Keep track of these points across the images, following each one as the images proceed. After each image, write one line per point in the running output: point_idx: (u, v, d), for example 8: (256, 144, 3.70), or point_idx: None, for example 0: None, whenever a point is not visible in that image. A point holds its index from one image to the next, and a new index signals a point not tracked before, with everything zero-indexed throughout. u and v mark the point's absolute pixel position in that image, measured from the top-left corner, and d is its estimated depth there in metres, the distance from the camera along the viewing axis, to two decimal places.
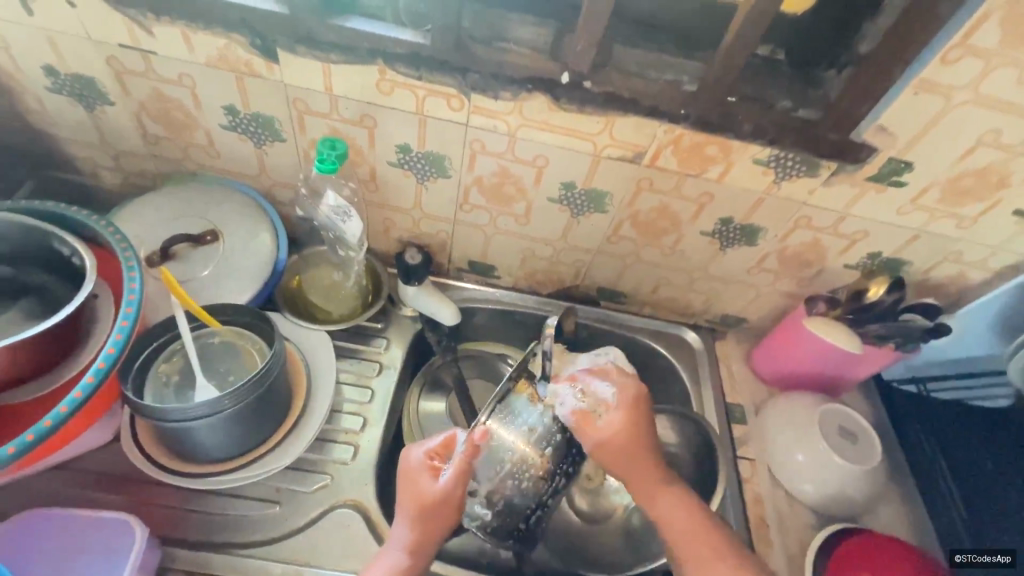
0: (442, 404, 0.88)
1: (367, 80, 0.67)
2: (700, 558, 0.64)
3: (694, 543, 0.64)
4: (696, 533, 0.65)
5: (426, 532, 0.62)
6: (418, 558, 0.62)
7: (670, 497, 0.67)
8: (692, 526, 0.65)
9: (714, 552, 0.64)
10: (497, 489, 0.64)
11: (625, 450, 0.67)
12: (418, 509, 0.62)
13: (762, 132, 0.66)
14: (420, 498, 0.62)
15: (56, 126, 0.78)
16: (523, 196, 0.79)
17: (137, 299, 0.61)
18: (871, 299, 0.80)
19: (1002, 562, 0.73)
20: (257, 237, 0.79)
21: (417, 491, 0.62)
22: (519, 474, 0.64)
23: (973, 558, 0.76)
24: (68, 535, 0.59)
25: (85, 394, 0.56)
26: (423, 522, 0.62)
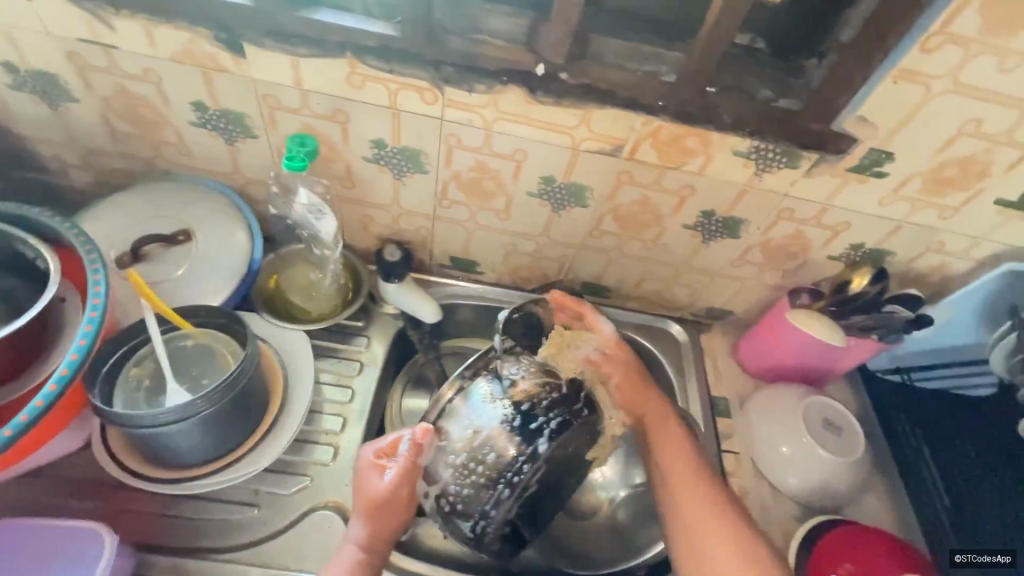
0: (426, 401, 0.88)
1: (337, 75, 0.65)
2: (695, 499, 0.67)
3: (688, 485, 0.68)
4: (692, 472, 0.69)
5: (375, 532, 0.63)
6: (372, 552, 0.63)
7: (671, 437, 0.72)
8: (690, 465, 0.70)
9: (703, 496, 0.67)
10: (443, 491, 0.58)
11: (632, 387, 0.73)
12: (367, 506, 0.62)
13: (742, 124, 0.65)
14: (368, 495, 0.62)
15: (20, 124, 0.76)
16: (502, 191, 0.77)
17: (103, 303, 0.60)
18: (855, 290, 0.79)
19: (1002, 562, 0.73)
20: (231, 236, 0.77)
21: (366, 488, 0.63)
22: (462, 473, 0.57)
23: (972, 559, 0.75)
24: (36, 546, 0.58)
25: (47, 402, 0.54)
26: (374, 518, 0.62)
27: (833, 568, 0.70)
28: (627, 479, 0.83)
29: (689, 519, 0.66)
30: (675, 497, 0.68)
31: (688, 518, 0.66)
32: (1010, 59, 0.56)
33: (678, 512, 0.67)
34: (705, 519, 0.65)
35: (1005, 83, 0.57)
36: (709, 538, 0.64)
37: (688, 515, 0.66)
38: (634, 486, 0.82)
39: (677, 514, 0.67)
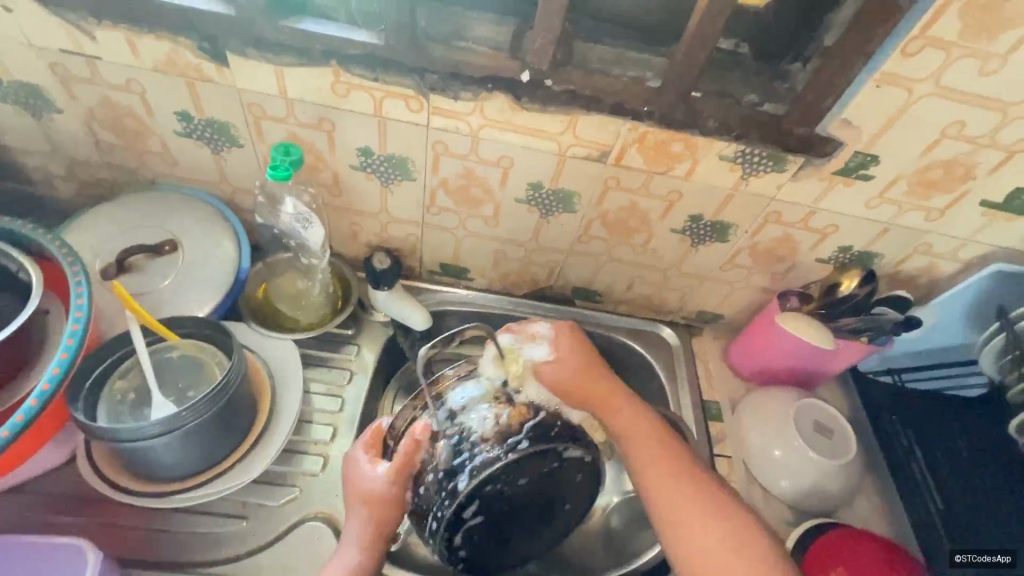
0: None
1: (322, 84, 0.65)
2: (667, 480, 0.66)
3: (660, 468, 0.67)
4: (659, 455, 0.68)
5: (371, 532, 0.63)
6: (366, 551, 0.63)
7: (634, 421, 0.71)
8: (654, 450, 0.68)
9: (678, 478, 0.66)
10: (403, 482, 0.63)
11: (580, 378, 0.71)
12: (362, 500, 0.63)
13: (727, 128, 0.65)
14: (361, 489, 0.63)
15: (3, 135, 0.76)
16: (490, 198, 0.77)
17: (86, 316, 0.60)
18: (842, 293, 0.80)
19: (1002, 562, 0.71)
20: (219, 246, 0.77)
21: (356, 485, 0.64)
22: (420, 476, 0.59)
23: (973, 558, 0.72)
24: (19, 563, 0.57)
25: (27, 417, 0.54)
26: (370, 513, 0.63)
27: (825, 572, 0.70)
28: (620, 484, 0.85)
29: (666, 501, 0.65)
30: (649, 485, 0.66)
31: (666, 501, 0.65)
32: (990, 62, 0.56)
33: (654, 498, 0.65)
34: (682, 499, 0.64)
35: (986, 86, 0.58)
36: (698, 535, 0.62)
37: (663, 499, 0.65)
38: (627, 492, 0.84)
39: (653, 500, 0.65)
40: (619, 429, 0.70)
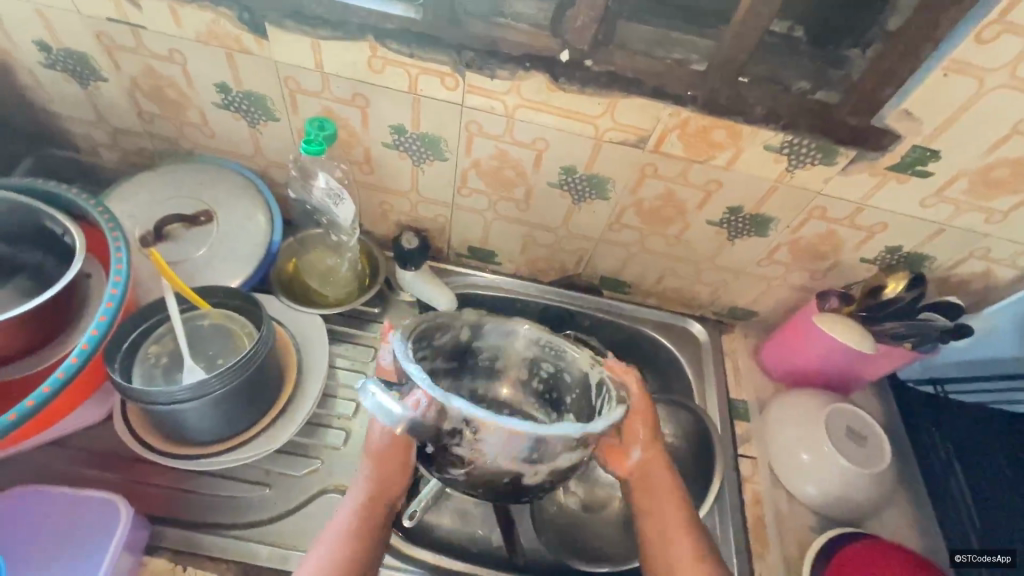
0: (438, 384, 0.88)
1: (358, 58, 0.64)
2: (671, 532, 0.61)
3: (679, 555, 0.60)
4: (663, 493, 0.63)
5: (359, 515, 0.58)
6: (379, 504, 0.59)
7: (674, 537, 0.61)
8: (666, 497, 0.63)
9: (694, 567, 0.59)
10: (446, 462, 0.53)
11: (657, 471, 0.63)
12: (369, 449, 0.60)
13: (775, 116, 0.62)
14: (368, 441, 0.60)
15: (52, 102, 0.78)
16: (522, 180, 0.76)
17: (124, 280, 0.62)
18: (887, 296, 0.76)
19: (1001, 562, 0.72)
20: (252, 220, 0.78)
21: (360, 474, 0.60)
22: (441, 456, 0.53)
23: (972, 559, 0.74)
24: (57, 512, 0.60)
25: (68, 374, 0.57)
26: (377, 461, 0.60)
27: None
28: None
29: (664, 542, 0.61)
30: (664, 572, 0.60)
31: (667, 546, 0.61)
32: None
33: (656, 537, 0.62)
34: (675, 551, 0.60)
35: None
36: None
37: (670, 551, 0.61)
38: None
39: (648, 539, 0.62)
40: (657, 528, 0.62)
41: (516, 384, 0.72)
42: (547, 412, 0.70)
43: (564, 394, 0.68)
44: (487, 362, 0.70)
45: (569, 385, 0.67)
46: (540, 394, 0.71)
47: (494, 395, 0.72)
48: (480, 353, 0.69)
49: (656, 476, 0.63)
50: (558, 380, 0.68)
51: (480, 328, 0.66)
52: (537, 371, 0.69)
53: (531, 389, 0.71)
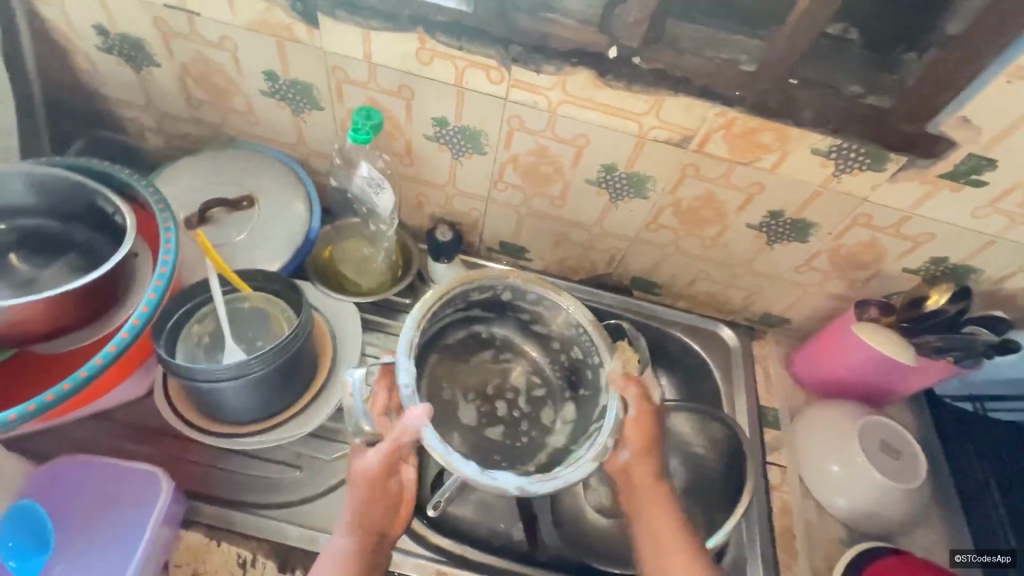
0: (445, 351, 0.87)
1: (406, 50, 0.65)
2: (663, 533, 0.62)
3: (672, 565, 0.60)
4: (653, 500, 0.63)
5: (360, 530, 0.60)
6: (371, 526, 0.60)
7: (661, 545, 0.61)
8: (662, 502, 0.63)
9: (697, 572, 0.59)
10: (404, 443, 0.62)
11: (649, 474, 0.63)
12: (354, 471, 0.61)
13: (825, 120, 0.61)
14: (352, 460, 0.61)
15: (105, 86, 0.80)
16: (560, 177, 0.76)
17: (171, 262, 0.64)
18: (931, 308, 0.74)
19: (1002, 562, 0.74)
20: (292, 207, 0.80)
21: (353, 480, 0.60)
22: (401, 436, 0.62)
23: (973, 559, 0.75)
24: (98, 483, 0.61)
25: (119, 349, 0.59)
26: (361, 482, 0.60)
27: None
28: None
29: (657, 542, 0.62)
30: None
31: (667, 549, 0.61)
32: None
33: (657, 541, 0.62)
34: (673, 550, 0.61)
35: None
36: None
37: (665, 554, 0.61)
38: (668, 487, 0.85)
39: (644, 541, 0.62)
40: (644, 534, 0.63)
41: (544, 347, 0.76)
42: (562, 388, 0.75)
43: (582, 381, 0.72)
44: (525, 318, 0.74)
45: (587, 378, 0.71)
46: (562, 369, 0.75)
47: (521, 349, 0.77)
48: (523, 312, 0.73)
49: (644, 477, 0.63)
50: (582, 366, 0.72)
51: (524, 292, 0.70)
52: (568, 349, 0.73)
53: (557, 363, 0.75)
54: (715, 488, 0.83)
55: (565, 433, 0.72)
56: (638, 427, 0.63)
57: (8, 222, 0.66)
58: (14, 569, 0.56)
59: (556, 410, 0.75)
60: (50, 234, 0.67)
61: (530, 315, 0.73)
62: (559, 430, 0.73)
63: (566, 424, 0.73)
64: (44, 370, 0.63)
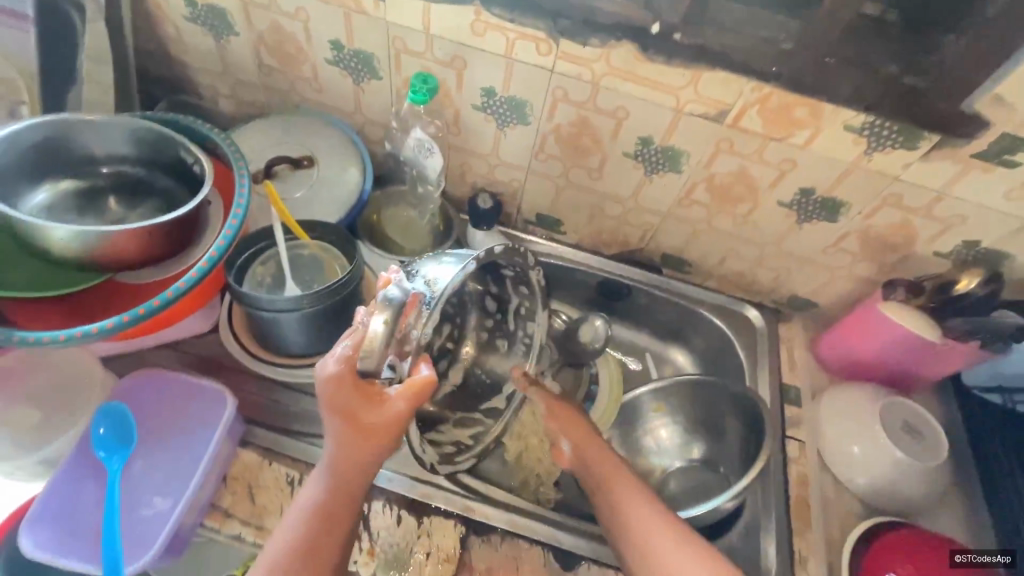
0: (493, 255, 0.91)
1: (463, 22, 0.70)
2: (633, 522, 0.63)
3: (655, 532, 0.62)
4: (615, 474, 0.68)
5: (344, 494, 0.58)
6: (350, 488, 0.58)
7: (637, 513, 0.64)
8: (629, 498, 0.65)
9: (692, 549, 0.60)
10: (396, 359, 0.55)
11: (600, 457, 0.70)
12: (352, 428, 0.55)
13: (859, 97, 0.64)
14: (350, 418, 0.55)
15: (187, 53, 0.88)
16: (598, 149, 0.80)
17: (243, 211, 0.70)
18: (959, 291, 0.75)
19: (1003, 562, 0.72)
20: (346, 171, 0.86)
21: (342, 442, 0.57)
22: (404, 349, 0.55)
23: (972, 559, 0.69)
24: (174, 398, 0.69)
25: (200, 275, 0.66)
26: (356, 440, 0.56)
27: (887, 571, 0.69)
28: (682, 450, 0.90)
29: (630, 534, 0.63)
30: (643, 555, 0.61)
31: (642, 538, 0.62)
32: None
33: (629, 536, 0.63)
34: (650, 536, 0.62)
35: None
36: None
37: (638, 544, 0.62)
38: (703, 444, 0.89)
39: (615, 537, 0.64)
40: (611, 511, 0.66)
41: (477, 318, 0.76)
42: (471, 359, 0.77)
43: (485, 362, 0.78)
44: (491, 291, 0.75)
45: (493, 363, 0.78)
46: (477, 343, 0.78)
47: (461, 301, 0.73)
48: (496, 287, 0.74)
49: (594, 455, 0.70)
50: (493, 353, 0.78)
51: (524, 283, 0.74)
52: (493, 334, 0.78)
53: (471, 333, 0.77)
54: (733, 459, 0.86)
55: (444, 393, 0.75)
56: (558, 420, 0.74)
57: (106, 166, 0.73)
58: (103, 458, 0.62)
59: (448, 366, 0.74)
60: (135, 180, 0.74)
61: (503, 290, 0.75)
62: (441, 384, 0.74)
63: (448, 385, 0.75)
64: (125, 297, 0.70)
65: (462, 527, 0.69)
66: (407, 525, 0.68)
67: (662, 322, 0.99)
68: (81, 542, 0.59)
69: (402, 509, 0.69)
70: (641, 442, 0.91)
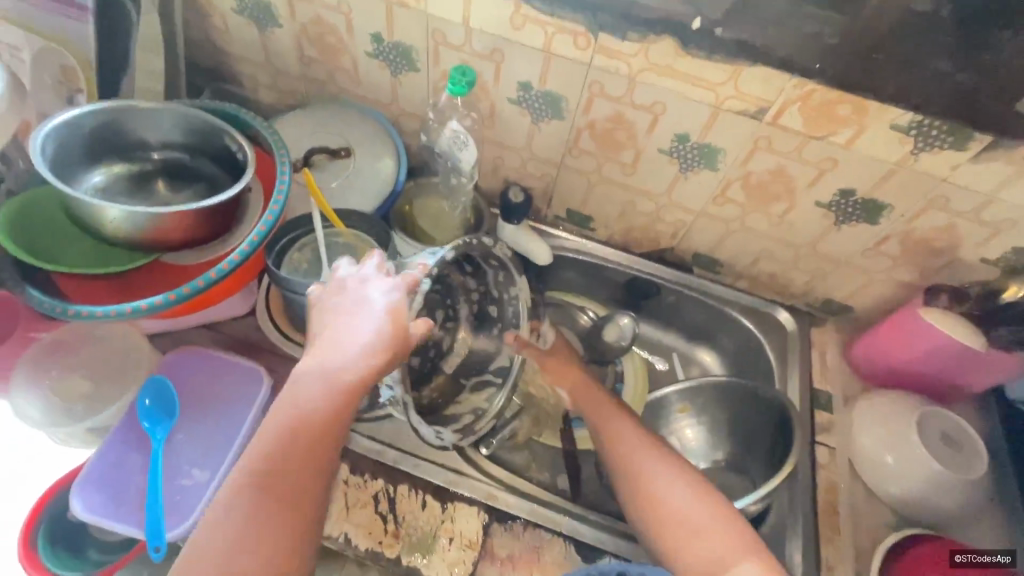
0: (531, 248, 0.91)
1: (502, 16, 0.71)
2: (640, 465, 0.66)
3: (651, 468, 0.66)
4: (610, 412, 0.73)
5: (287, 471, 0.52)
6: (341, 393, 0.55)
7: (631, 448, 0.69)
8: (637, 451, 0.68)
9: (728, 526, 0.59)
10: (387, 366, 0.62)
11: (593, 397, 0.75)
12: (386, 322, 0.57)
13: (906, 95, 0.62)
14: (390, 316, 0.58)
15: (233, 44, 0.91)
16: (633, 144, 0.79)
17: (284, 197, 0.72)
18: (1007, 299, 0.74)
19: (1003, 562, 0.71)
20: (381, 160, 0.88)
21: (289, 397, 0.55)
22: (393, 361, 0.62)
23: (973, 559, 0.68)
24: (211, 376, 0.71)
25: (241, 259, 0.68)
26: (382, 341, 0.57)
27: None
28: (707, 452, 0.89)
29: (636, 478, 0.66)
30: (641, 494, 0.65)
31: (643, 477, 0.65)
32: None
33: (631, 475, 0.66)
34: (655, 478, 0.65)
35: None
36: (705, 538, 0.59)
37: (641, 483, 0.65)
38: (736, 443, 0.88)
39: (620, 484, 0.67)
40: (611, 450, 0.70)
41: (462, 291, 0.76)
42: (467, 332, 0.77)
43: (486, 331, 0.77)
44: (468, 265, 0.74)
45: (492, 330, 0.76)
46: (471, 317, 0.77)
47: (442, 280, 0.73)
48: (471, 262, 0.75)
49: (591, 398, 0.76)
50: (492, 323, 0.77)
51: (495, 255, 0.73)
52: (484, 303, 0.77)
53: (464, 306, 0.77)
54: (759, 462, 0.84)
55: (453, 365, 0.77)
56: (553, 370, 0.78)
57: (157, 153, 0.77)
58: (147, 429, 0.66)
59: (451, 342, 0.77)
60: (182, 166, 0.77)
61: (478, 264, 0.75)
62: (450, 358, 0.77)
63: (455, 358, 0.77)
64: (171, 276, 0.73)
65: (485, 515, 0.70)
66: (431, 509, 0.70)
67: (690, 322, 0.98)
68: (124, 507, 0.62)
69: (427, 494, 0.71)
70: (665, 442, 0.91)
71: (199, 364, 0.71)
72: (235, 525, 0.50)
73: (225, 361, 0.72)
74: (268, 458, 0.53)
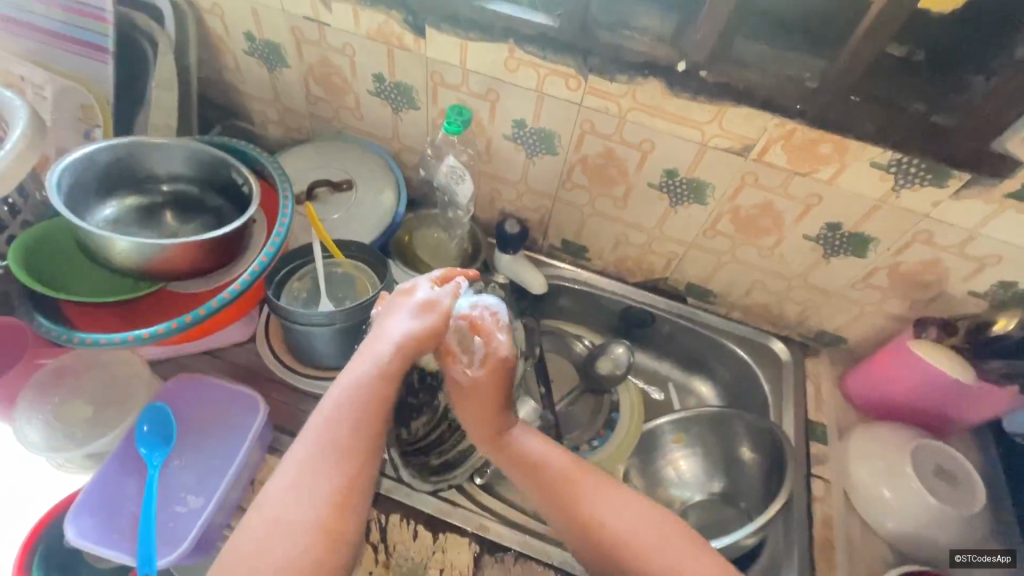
0: (518, 271, 0.93)
1: (498, 58, 0.74)
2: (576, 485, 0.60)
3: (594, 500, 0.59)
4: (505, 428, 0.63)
5: (332, 455, 0.52)
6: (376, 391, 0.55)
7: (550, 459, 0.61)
8: (573, 469, 0.61)
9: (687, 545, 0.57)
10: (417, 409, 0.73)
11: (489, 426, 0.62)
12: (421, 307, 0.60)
13: (885, 135, 0.64)
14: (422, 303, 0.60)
15: (243, 83, 0.95)
16: (624, 179, 0.82)
17: (286, 229, 0.75)
18: (996, 332, 0.74)
19: (1001, 561, 0.74)
20: (381, 193, 0.90)
21: (347, 373, 0.56)
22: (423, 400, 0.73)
23: (973, 560, 0.73)
24: (212, 403, 0.72)
25: (242, 289, 0.70)
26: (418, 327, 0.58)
27: None
28: (703, 484, 0.89)
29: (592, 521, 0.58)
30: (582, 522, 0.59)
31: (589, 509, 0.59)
32: None
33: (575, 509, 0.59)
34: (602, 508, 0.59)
35: None
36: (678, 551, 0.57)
37: (583, 512, 0.59)
38: (731, 475, 0.87)
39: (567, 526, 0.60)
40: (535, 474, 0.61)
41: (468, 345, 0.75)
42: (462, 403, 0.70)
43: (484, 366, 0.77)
44: None
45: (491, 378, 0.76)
46: None
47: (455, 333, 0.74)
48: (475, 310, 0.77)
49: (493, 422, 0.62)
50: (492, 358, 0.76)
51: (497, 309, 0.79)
52: None
53: None
54: (753, 493, 0.84)
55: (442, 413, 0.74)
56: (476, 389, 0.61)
57: (166, 185, 0.80)
58: (144, 454, 0.66)
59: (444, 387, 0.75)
60: (190, 198, 0.80)
61: None
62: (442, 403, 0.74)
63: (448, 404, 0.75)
64: (175, 304, 0.75)
65: (475, 546, 0.70)
66: (422, 540, 0.70)
67: (686, 351, 0.99)
68: (117, 534, 0.62)
69: (419, 524, 0.71)
70: (661, 471, 0.90)
71: (203, 390, 0.73)
72: (282, 504, 0.50)
73: (218, 393, 0.73)
74: (324, 431, 0.53)
